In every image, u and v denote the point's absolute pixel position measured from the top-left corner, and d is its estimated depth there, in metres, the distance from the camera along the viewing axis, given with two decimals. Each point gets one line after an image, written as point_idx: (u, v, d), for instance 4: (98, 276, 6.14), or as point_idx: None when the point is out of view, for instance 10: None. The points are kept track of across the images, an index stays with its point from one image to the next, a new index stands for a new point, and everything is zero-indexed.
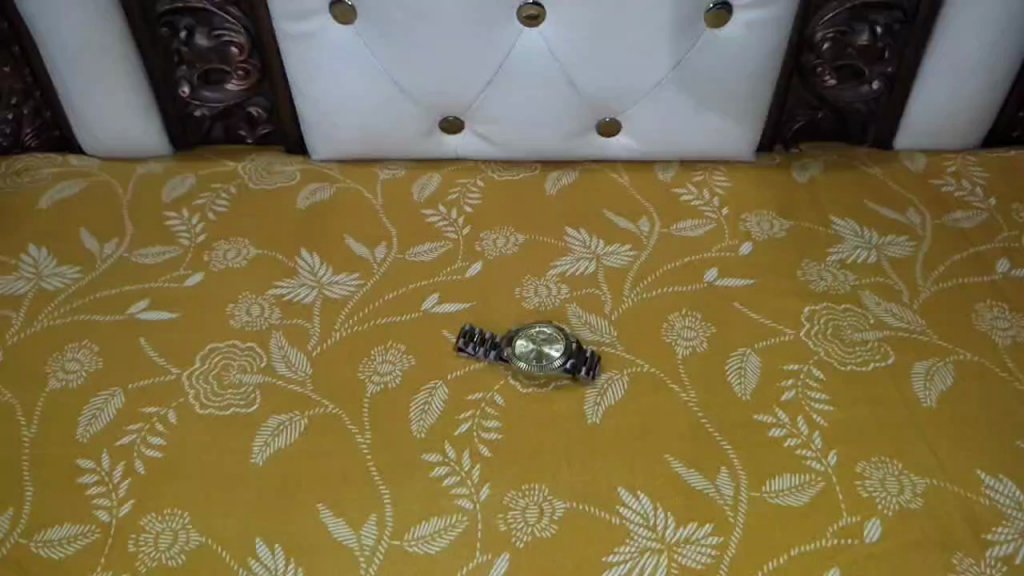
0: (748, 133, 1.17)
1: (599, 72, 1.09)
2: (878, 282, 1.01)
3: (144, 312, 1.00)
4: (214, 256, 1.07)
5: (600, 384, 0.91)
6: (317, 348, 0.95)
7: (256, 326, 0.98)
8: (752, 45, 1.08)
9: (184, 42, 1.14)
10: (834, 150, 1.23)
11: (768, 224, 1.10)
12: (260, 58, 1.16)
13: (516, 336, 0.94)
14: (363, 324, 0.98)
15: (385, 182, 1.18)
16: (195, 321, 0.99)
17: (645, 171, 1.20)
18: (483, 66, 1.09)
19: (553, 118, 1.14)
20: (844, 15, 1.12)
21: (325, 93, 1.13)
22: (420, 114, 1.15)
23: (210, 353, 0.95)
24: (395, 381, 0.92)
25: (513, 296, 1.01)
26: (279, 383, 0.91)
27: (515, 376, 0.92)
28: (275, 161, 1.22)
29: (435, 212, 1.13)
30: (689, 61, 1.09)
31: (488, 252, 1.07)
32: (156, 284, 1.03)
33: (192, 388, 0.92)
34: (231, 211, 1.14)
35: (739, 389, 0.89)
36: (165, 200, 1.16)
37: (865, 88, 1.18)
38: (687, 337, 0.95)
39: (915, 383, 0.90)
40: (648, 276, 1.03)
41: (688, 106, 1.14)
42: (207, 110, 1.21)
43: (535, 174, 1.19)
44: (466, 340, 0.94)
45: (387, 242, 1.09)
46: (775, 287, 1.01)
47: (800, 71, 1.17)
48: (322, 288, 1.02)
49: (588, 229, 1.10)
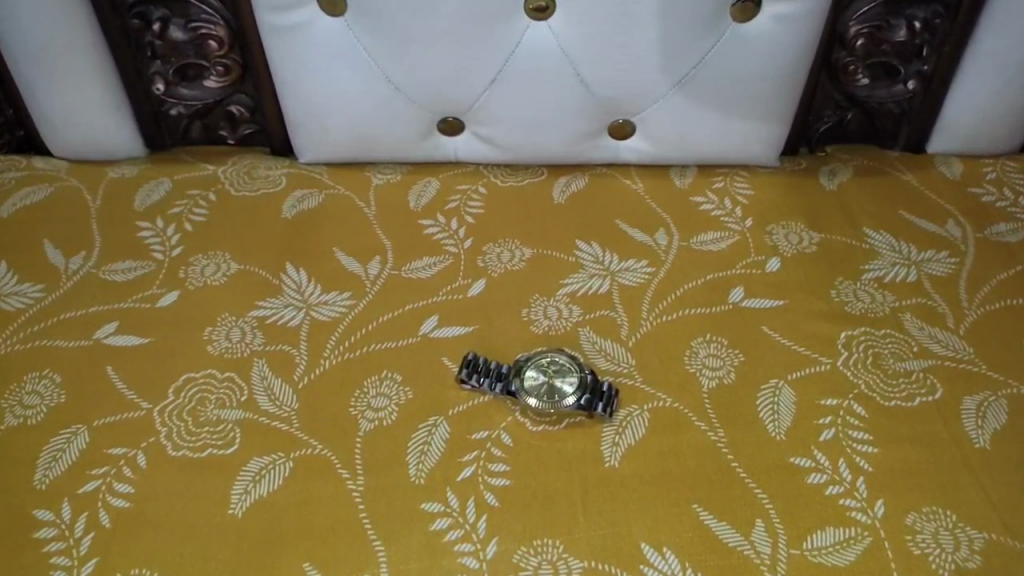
0: (773, 136, 1.07)
1: (613, 71, 1.00)
2: (919, 304, 0.92)
3: (112, 337, 0.91)
4: (190, 273, 0.97)
5: (618, 421, 0.82)
6: (303, 378, 0.86)
7: (236, 353, 0.89)
8: (781, 42, 0.98)
9: (157, 35, 1.04)
10: (864, 154, 1.14)
11: (796, 237, 1.01)
12: (242, 53, 1.06)
13: (525, 367, 0.85)
14: (354, 351, 0.89)
15: (379, 187, 1.09)
16: (169, 348, 0.89)
17: (661, 177, 1.10)
18: (486, 63, 0.99)
19: (562, 120, 1.05)
20: (880, 9, 1.02)
21: (312, 91, 1.03)
22: (417, 114, 1.06)
23: (184, 384, 0.86)
24: (391, 417, 0.83)
25: (520, 317, 0.92)
26: (261, 420, 0.82)
27: (524, 413, 0.83)
28: (258, 164, 1.12)
29: (434, 222, 1.04)
30: (712, 59, 0.99)
31: (492, 268, 0.98)
32: (125, 304, 0.94)
33: (165, 425, 0.82)
34: (210, 221, 1.04)
35: (772, 428, 0.81)
36: (137, 208, 1.06)
37: (899, 88, 1.09)
38: (713, 367, 0.86)
39: (965, 421, 0.82)
40: (668, 296, 0.94)
41: (708, 107, 1.04)
42: (184, 109, 1.11)
43: (541, 179, 1.10)
44: (468, 372, 0.85)
45: (381, 257, 0.99)
46: (807, 309, 0.92)
47: (830, 69, 1.08)
48: (309, 309, 0.93)
49: (600, 243, 1.01)
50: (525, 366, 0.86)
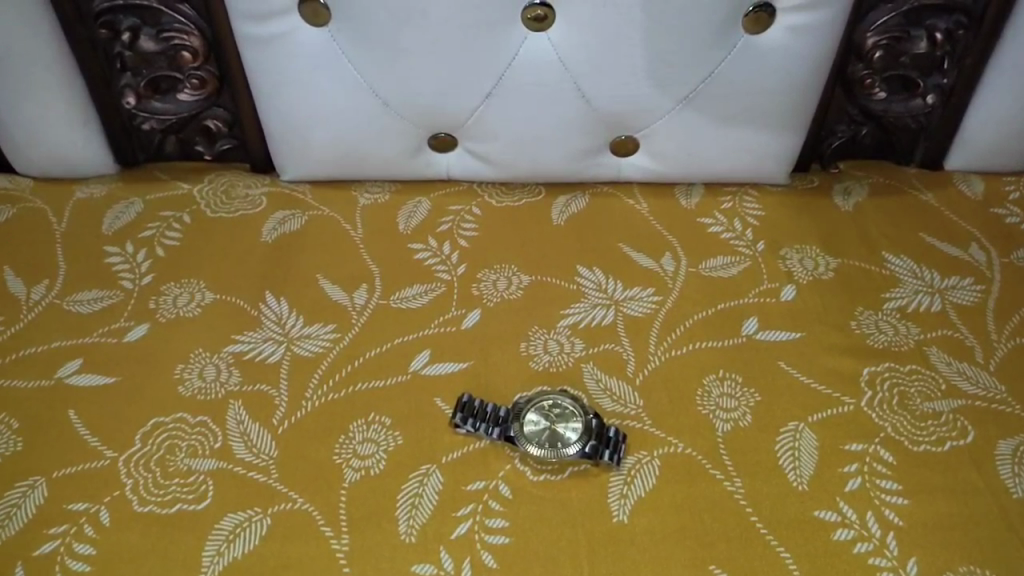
0: (786, 153, 1.01)
1: (616, 85, 0.93)
2: (945, 336, 0.86)
3: (75, 377, 0.83)
4: (161, 303, 0.90)
5: (627, 469, 0.75)
6: (282, 422, 0.79)
7: (210, 395, 0.82)
8: (796, 54, 0.92)
9: (126, 46, 0.96)
10: (879, 170, 1.08)
11: (811, 262, 0.94)
12: (218, 64, 0.99)
13: (525, 411, 0.79)
14: (339, 391, 0.82)
15: (366, 208, 1.02)
16: (137, 389, 0.82)
17: (666, 196, 1.04)
18: (481, 76, 0.93)
19: (562, 136, 0.98)
20: (899, 19, 0.96)
21: (293, 106, 0.96)
22: (406, 130, 0.99)
23: (153, 430, 0.79)
24: (378, 466, 0.76)
25: (518, 352, 0.86)
26: (236, 471, 0.75)
27: (524, 460, 0.77)
28: (236, 183, 1.05)
29: (424, 246, 0.97)
30: (723, 72, 0.93)
31: (488, 297, 0.91)
32: (89, 339, 0.87)
33: (130, 478, 0.75)
34: (184, 245, 0.97)
35: (794, 477, 0.75)
36: (105, 231, 0.98)
37: (917, 102, 1.03)
38: (727, 408, 0.80)
39: (1000, 468, 0.76)
40: (676, 328, 0.87)
41: (717, 123, 0.98)
42: (157, 123, 1.04)
43: (539, 199, 1.03)
44: (463, 415, 0.78)
45: (368, 285, 0.92)
46: (825, 342, 0.86)
47: (845, 82, 1.02)
48: (290, 343, 0.86)
49: (603, 269, 0.94)
50: (526, 408, 0.79)
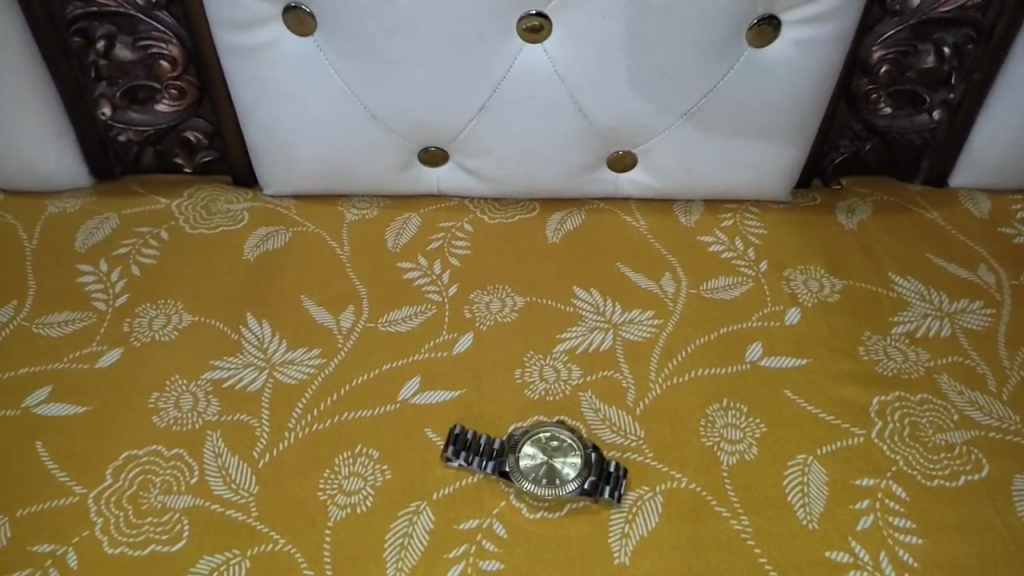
0: (789, 170, 0.97)
1: (615, 99, 0.89)
2: (957, 363, 0.83)
3: (43, 406, 0.79)
4: (137, 326, 0.86)
5: (628, 506, 0.72)
6: (263, 456, 0.75)
7: (187, 425, 0.77)
8: (801, 69, 0.88)
9: (101, 54, 0.92)
10: (883, 187, 1.05)
11: (816, 284, 0.91)
12: (197, 74, 0.94)
13: (520, 444, 0.75)
14: (324, 421, 0.77)
15: (353, 224, 0.97)
16: (109, 418, 0.78)
17: (665, 212, 1.00)
18: (474, 89, 0.89)
19: (557, 152, 0.94)
20: (906, 33, 0.93)
21: (276, 118, 0.92)
22: (395, 144, 0.94)
23: (125, 463, 0.75)
24: (365, 504, 0.72)
25: (512, 379, 0.82)
26: (214, 509, 0.71)
27: (519, 496, 0.73)
28: (217, 197, 1.00)
29: (414, 265, 0.93)
30: (725, 86, 0.89)
31: (480, 320, 0.87)
32: (59, 365, 0.82)
33: (100, 516, 0.71)
34: (161, 264, 0.92)
35: (803, 515, 0.71)
36: (79, 248, 0.94)
37: (923, 118, 1.00)
38: (732, 440, 0.76)
39: (1017, 504, 0.73)
40: (677, 354, 0.84)
41: (719, 138, 0.94)
42: (134, 135, 0.99)
43: (533, 215, 0.99)
44: (456, 448, 0.74)
45: (355, 306, 0.88)
46: (833, 369, 0.82)
47: (850, 96, 0.98)
48: (272, 369, 0.82)
49: (601, 290, 0.90)
50: (520, 441, 0.76)
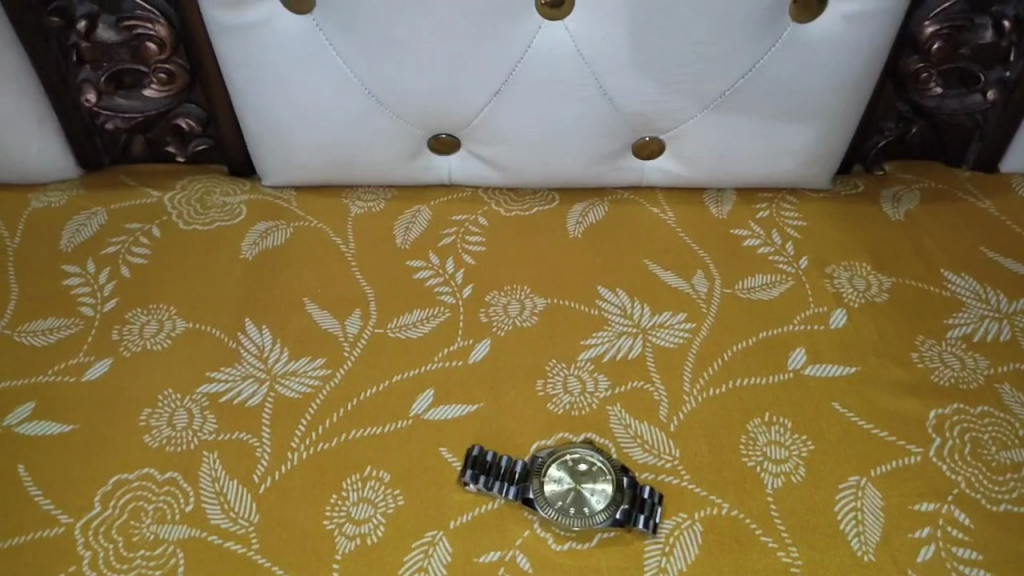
0: (831, 156, 0.90)
1: (643, 82, 0.82)
2: (1017, 371, 0.77)
3: (25, 426, 0.72)
4: (127, 333, 0.79)
5: (665, 538, 0.67)
6: (264, 481, 0.69)
7: (181, 445, 0.71)
8: (849, 46, 0.80)
9: (83, 35, 0.84)
10: (929, 173, 0.96)
11: (862, 282, 0.84)
12: (187, 56, 0.86)
13: (545, 468, 0.70)
14: (329, 441, 0.71)
15: (358, 219, 0.90)
16: (97, 439, 0.72)
17: (694, 203, 0.93)
18: (489, 72, 0.81)
19: (579, 139, 0.87)
20: (962, 4, 0.84)
21: (273, 104, 0.84)
22: (402, 132, 0.87)
23: (114, 489, 0.69)
24: (376, 534, 0.66)
25: (534, 392, 0.75)
26: (211, 540, 0.66)
27: (545, 526, 0.68)
28: (212, 189, 0.93)
29: (425, 263, 0.86)
30: (765, 66, 0.81)
31: (498, 325, 0.80)
32: (43, 378, 0.76)
33: (88, 549, 0.66)
34: (153, 264, 0.85)
35: (858, 546, 0.66)
36: (65, 247, 0.87)
37: (975, 99, 0.90)
38: (777, 460, 0.71)
39: None
40: (712, 363, 0.77)
41: (756, 123, 0.86)
42: (122, 122, 0.91)
43: (553, 207, 0.92)
44: (476, 473, 0.69)
45: (362, 310, 0.81)
46: (884, 380, 0.76)
47: (897, 76, 0.89)
48: (273, 382, 0.75)
49: (628, 290, 0.83)
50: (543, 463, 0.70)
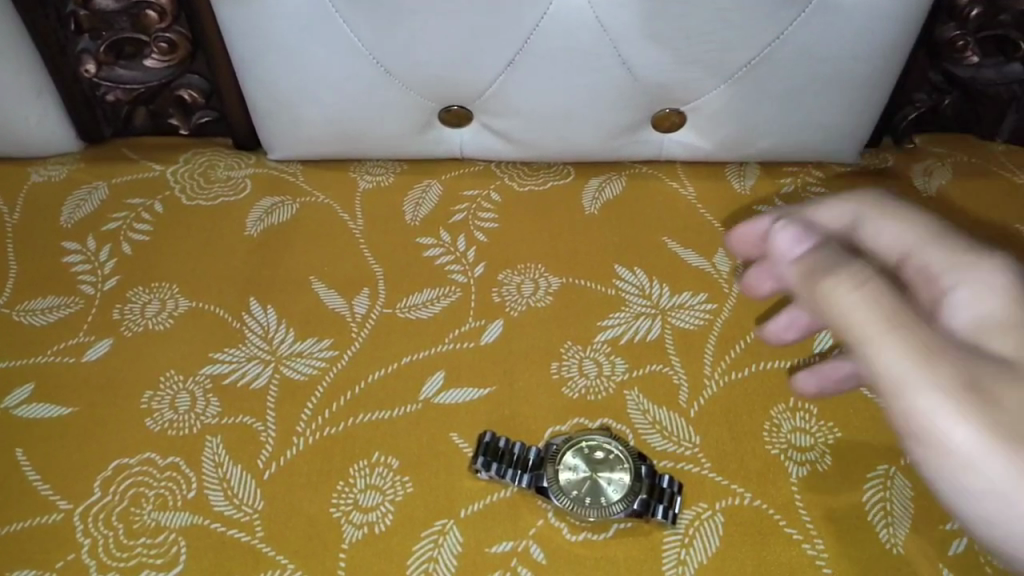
0: (861, 129, 0.86)
1: (665, 51, 0.78)
2: None
3: (24, 408, 0.71)
4: (128, 312, 0.77)
5: (685, 529, 0.64)
6: (268, 467, 0.68)
7: (183, 429, 0.70)
8: (884, 12, 0.76)
9: (81, 3, 0.80)
10: (963, 147, 0.91)
11: None
12: (188, 24, 0.83)
13: (560, 455, 0.67)
14: (336, 425, 0.70)
15: (365, 194, 0.87)
16: (98, 423, 0.70)
17: (716, 177, 0.89)
18: (503, 41, 0.77)
19: (597, 111, 0.83)
20: None
21: (276, 76, 0.81)
22: (411, 104, 0.83)
23: (114, 474, 0.68)
24: (383, 523, 0.65)
25: (548, 375, 0.73)
26: (211, 526, 0.65)
27: (560, 516, 0.66)
28: (217, 163, 0.89)
29: (436, 240, 0.83)
30: (794, 33, 0.77)
31: (511, 306, 0.77)
32: (43, 359, 0.74)
33: (87, 536, 0.65)
34: (155, 240, 0.83)
35: (886, 538, 0.64)
36: (65, 223, 0.84)
37: (1013, 67, 0.86)
38: (802, 447, 0.68)
39: None
40: (734, 346, 0.74)
41: (782, 94, 0.82)
42: (123, 94, 0.87)
43: (568, 181, 0.88)
44: (488, 460, 0.67)
45: (370, 290, 0.79)
46: None
47: (931, 45, 0.84)
48: (278, 363, 0.73)
49: (646, 269, 0.80)
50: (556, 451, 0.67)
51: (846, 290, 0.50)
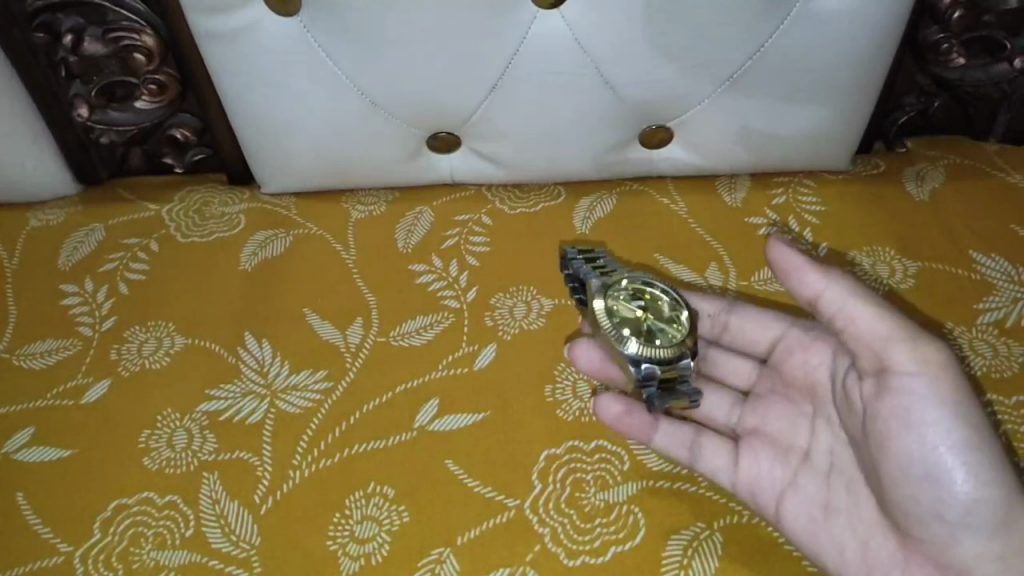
0: (850, 136, 0.85)
1: (649, 69, 0.78)
2: None
3: (25, 452, 0.73)
4: (125, 351, 0.78)
5: (684, 548, 0.67)
6: (265, 501, 0.70)
7: (181, 467, 0.72)
8: (866, 21, 0.75)
9: (70, 50, 0.80)
10: (954, 147, 0.90)
11: (886, 268, 0.81)
12: (177, 65, 0.82)
13: (611, 301, 0.72)
14: (332, 456, 0.71)
15: (359, 224, 0.87)
16: (98, 466, 0.72)
17: (707, 190, 0.89)
18: (486, 67, 0.77)
19: (585, 131, 0.83)
20: None
21: (261, 113, 0.80)
22: (397, 133, 0.83)
23: (113, 515, 0.70)
24: (380, 553, 0.67)
25: (542, 398, 0.74)
26: (211, 564, 0.67)
27: (556, 539, 0.67)
28: (211, 199, 0.89)
29: (428, 266, 0.83)
30: (775, 46, 0.77)
31: (503, 328, 0.78)
32: (44, 402, 0.75)
33: None
34: (152, 280, 0.83)
35: None
36: (62, 267, 0.84)
37: (1001, 68, 0.84)
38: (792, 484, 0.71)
39: None
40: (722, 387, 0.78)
41: (769, 105, 0.82)
42: (116, 136, 0.87)
43: (559, 202, 0.88)
44: (569, 265, 0.77)
45: (364, 319, 0.79)
46: None
47: (915, 48, 0.83)
48: (273, 397, 0.75)
49: None
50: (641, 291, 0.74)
51: (890, 319, 0.61)
